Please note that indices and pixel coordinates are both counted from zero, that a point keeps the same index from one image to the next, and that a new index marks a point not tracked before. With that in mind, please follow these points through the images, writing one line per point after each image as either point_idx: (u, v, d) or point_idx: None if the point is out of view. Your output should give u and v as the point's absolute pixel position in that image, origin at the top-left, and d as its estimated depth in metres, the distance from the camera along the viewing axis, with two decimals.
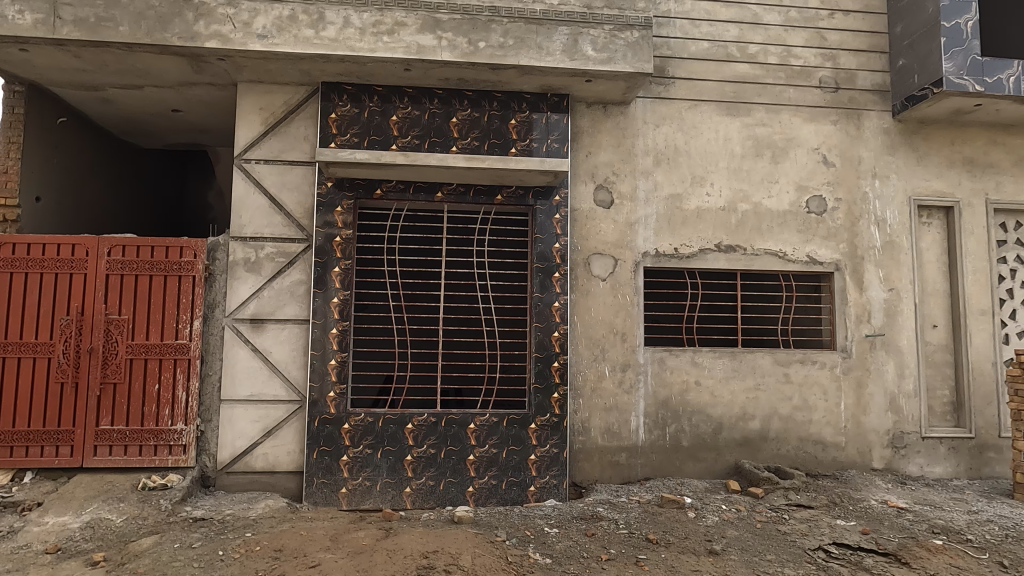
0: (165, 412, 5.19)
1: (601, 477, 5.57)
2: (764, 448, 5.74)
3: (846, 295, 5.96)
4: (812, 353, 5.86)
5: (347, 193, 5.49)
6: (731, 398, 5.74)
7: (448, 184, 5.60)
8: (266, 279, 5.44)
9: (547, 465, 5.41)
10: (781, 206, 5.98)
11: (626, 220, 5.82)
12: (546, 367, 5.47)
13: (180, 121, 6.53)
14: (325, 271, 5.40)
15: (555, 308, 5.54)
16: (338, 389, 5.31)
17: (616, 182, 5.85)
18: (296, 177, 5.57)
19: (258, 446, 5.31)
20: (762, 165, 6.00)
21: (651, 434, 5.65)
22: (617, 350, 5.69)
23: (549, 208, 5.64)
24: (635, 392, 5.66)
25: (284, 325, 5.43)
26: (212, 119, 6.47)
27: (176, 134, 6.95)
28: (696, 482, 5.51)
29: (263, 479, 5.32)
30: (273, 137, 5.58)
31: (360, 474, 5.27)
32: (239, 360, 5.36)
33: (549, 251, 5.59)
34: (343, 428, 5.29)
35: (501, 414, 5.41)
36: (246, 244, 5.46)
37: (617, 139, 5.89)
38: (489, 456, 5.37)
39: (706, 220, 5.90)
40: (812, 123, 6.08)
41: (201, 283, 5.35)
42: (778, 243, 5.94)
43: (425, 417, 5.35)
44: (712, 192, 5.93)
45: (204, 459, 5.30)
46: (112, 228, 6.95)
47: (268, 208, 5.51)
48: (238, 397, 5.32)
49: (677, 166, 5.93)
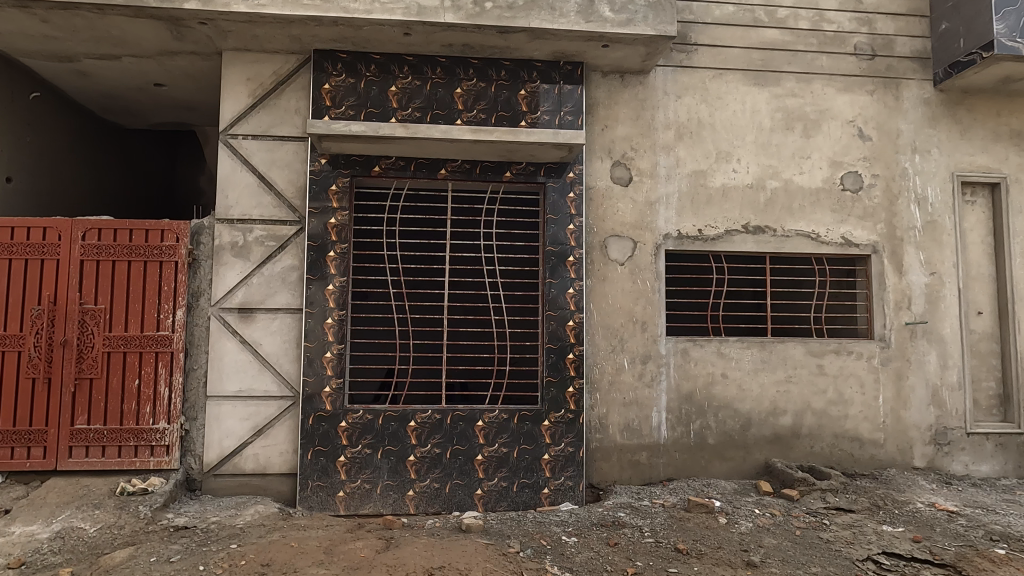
0: (146, 410, 4.77)
1: (620, 478, 5.13)
2: (797, 446, 5.30)
3: (885, 279, 5.49)
4: (847, 343, 5.41)
5: (343, 171, 5.04)
6: (760, 392, 5.30)
7: (452, 160, 5.13)
8: (255, 265, 5.00)
9: (561, 466, 4.98)
10: (814, 183, 5.51)
11: (645, 199, 5.36)
12: (560, 360, 5.03)
13: (164, 97, 6.08)
14: (319, 256, 4.96)
15: (570, 295, 5.09)
16: (335, 384, 4.88)
17: (635, 158, 5.38)
18: (287, 154, 5.12)
19: (248, 446, 4.88)
20: (793, 139, 5.53)
21: (674, 431, 5.21)
22: (637, 341, 5.24)
23: (563, 186, 5.18)
24: (656, 386, 5.22)
25: (276, 315, 4.99)
26: (198, 94, 6.01)
27: (161, 112, 6.49)
28: (724, 484, 5.07)
29: (254, 482, 4.89)
30: (262, 110, 5.13)
31: (358, 476, 4.84)
32: (227, 353, 4.93)
33: (563, 233, 5.14)
34: (340, 426, 4.85)
35: (512, 410, 4.98)
36: (234, 227, 5.02)
37: (635, 111, 5.42)
38: (498, 456, 4.94)
39: (732, 199, 5.43)
40: (846, 93, 5.60)
41: (185, 269, 4.91)
42: (811, 223, 5.48)
43: (429, 414, 4.91)
44: (739, 168, 5.46)
45: (189, 460, 4.86)
46: (93, 212, 6.50)
47: (257, 187, 5.07)
48: (226, 393, 4.90)
49: (701, 141, 5.46)
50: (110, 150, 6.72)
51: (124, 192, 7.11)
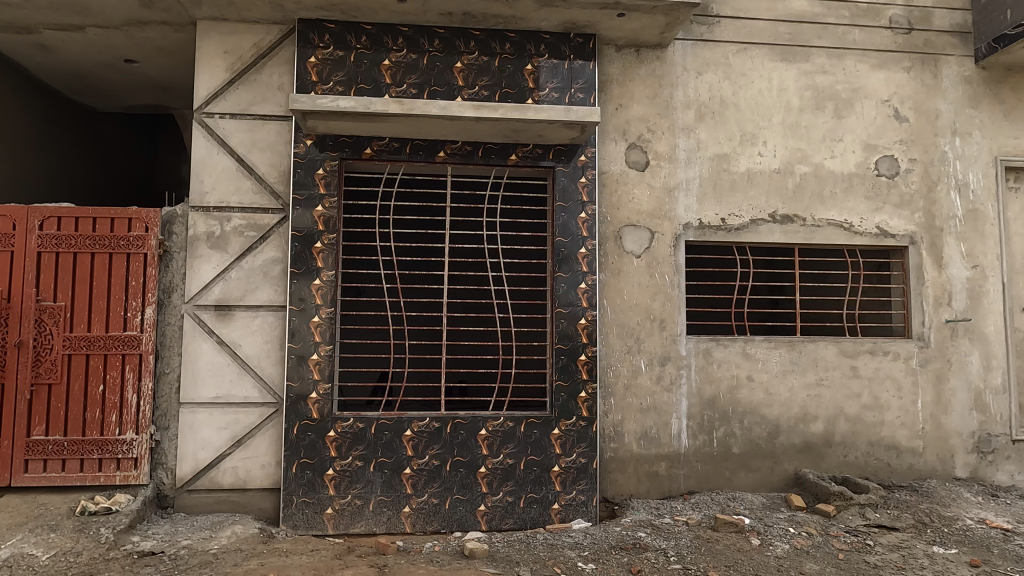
0: (112, 419, 4.29)
1: (637, 491, 4.67)
2: (829, 455, 4.85)
3: (923, 273, 5.04)
4: (883, 342, 4.96)
5: (331, 153, 4.54)
6: (789, 396, 4.85)
7: (452, 142, 4.64)
8: (233, 257, 4.51)
9: (573, 478, 4.52)
10: (846, 167, 5.05)
11: (664, 184, 4.89)
12: (571, 362, 4.56)
13: (136, 76, 5.58)
14: (304, 248, 4.47)
15: (582, 290, 4.61)
16: (322, 389, 4.40)
17: (652, 141, 4.91)
18: (269, 135, 4.62)
19: (226, 458, 4.40)
20: (824, 120, 5.07)
21: (695, 439, 4.75)
22: (655, 340, 4.77)
23: (574, 171, 4.71)
24: (676, 390, 4.76)
25: (257, 313, 4.51)
26: (174, 72, 5.51)
27: (135, 93, 5.99)
28: (752, 497, 4.62)
29: (232, 498, 4.41)
30: (241, 86, 4.63)
31: (349, 491, 4.37)
32: (202, 355, 4.44)
33: (574, 222, 4.66)
34: (327, 435, 4.37)
35: (518, 417, 4.50)
36: (209, 215, 4.53)
37: (652, 89, 4.94)
38: (503, 468, 4.48)
39: (758, 185, 4.97)
40: (881, 70, 5.14)
41: (155, 262, 4.41)
42: (843, 212, 5.02)
43: (427, 422, 4.44)
44: (765, 151, 5.00)
45: (160, 474, 4.38)
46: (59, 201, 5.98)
47: (235, 171, 4.57)
48: (201, 400, 4.41)
49: (724, 122, 4.99)
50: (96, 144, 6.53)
51: (112, 185, 6.93)
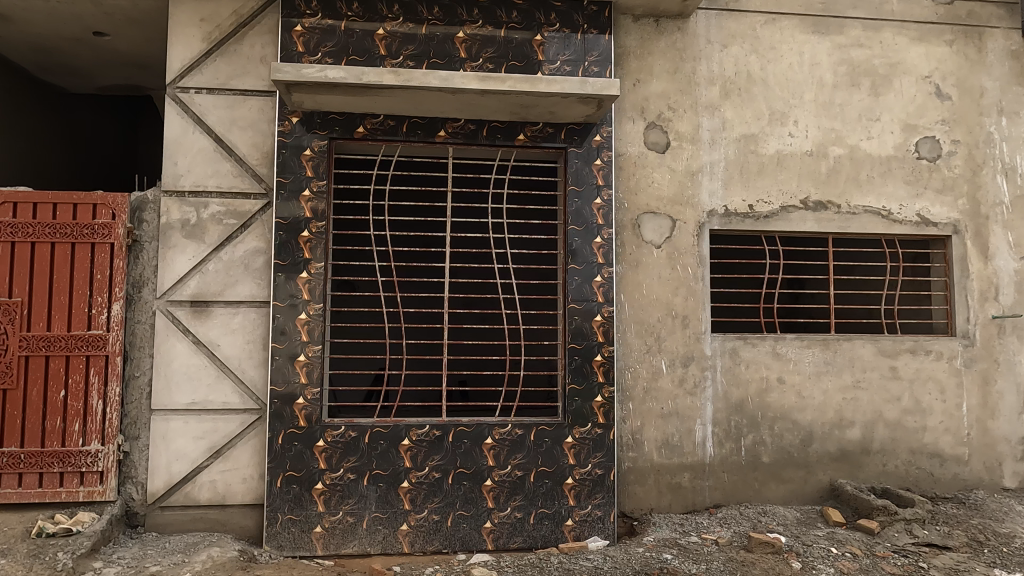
0: (75, 428, 3.84)
1: (658, 505, 4.24)
2: (867, 465, 4.43)
3: (968, 265, 4.62)
4: (925, 340, 4.54)
5: (318, 133, 4.09)
6: (823, 400, 4.43)
7: (453, 120, 4.19)
8: (210, 248, 4.06)
9: (588, 492, 4.09)
10: (884, 149, 4.62)
11: (686, 168, 4.45)
12: (585, 363, 4.13)
13: (108, 52, 5.11)
14: (290, 237, 4.02)
15: (597, 284, 4.18)
16: (309, 394, 3.95)
17: (673, 120, 4.47)
18: (250, 112, 4.16)
19: (203, 471, 3.96)
20: (859, 98, 4.64)
21: (721, 448, 4.32)
22: (677, 339, 4.34)
23: (588, 152, 4.27)
24: (700, 394, 4.33)
25: (237, 310, 4.05)
26: (148, 47, 5.04)
27: (107, 72, 5.52)
28: (785, 511, 4.20)
29: (211, 516, 3.96)
30: (219, 57, 4.16)
31: (340, 507, 3.94)
32: (176, 356, 3.99)
33: (589, 209, 4.22)
34: (316, 445, 3.93)
35: (528, 424, 4.07)
36: (184, 201, 4.07)
37: (673, 63, 4.50)
38: (511, 481, 4.04)
39: (788, 168, 4.54)
40: (921, 43, 4.71)
41: (123, 253, 3.96)
42: (881, 198, 4.59)
43: (426, 430, 4.00)
44: (796, 132, 4.57)
45: (129, 489, 3.93)
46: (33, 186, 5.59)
47: (213, 153, 4.11)
48: (175, 406, 3.96)
49: (751, 99, 4.55)
50: (83, 105, 6.20)
51: (89, 153, 6.53)
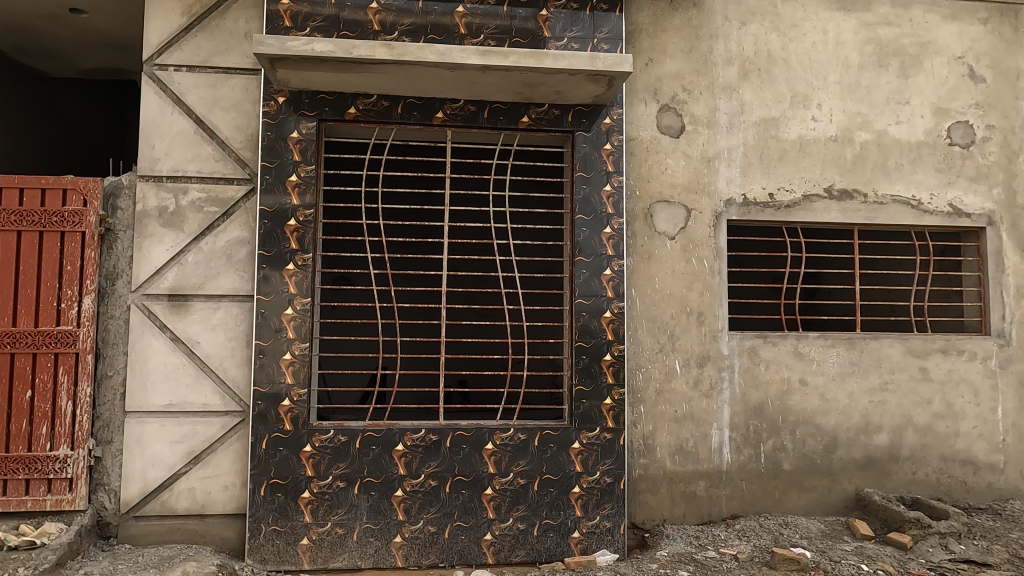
0: (42, 432, 3.55)
1: (671, 515, 3.94)
2: (895, 473, 4.12)
3: (1004, 260, 4.31)
4: (957, 339, 4.23)
5: (306, 114, 3.79)
6: (848, 403, 4.13)
7: (452, 100, 3.89)
8: (189, 237, 3.76)
9: (596, 502, 3.79)
10: (914, 135, 4.32)
11: (701, 154, 4.15)
12: (593, 363, 3.83)
13: (83, 36, 4.78)
14: (275, 227, 3.73)
15: (606, 278, 3.88)
16: (296, 395, 3.66)
17: (688, 102, 4.17)
18: (233, 91, 3.86)
19: (181, 478, 3.67)
20: (888, 79, 4.33)
21: (739, 454, 4.02)
22: (692, 337, 4.04)
23: (597, 136, 3.96)
24: (717, 396, 4.03)
25: (218, 304, 3.76)
26: (125, 31, 4.72)
27: (85, 60, 5.18)
28: (808, 523, 3.90)
29: (189, 526, 3.67)
30: (200, 33, 3.87)
31: (328, 518, 3.64)
32: (152, 355, 3.70)
33: (597, 197, 3.92)
34: (302, 451, 3.63)
35: (532, 429, 3.77)
36: (162, 187, 3.78)
37: (688, 42, 4.20)
38: (514, 489, 3.75)
39: (812, 155, 4.23)
40: (954, 21, 4.40)
41: (94, 243, 3.67)
42: (911, 187, 4.29)
43: (422, 435, 3.70)
44: (820, 116, 4.26)
45: (100, 497, 3.64)
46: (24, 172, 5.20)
47: (193, 135, 3.82)
48: (151, 408, 3.67)
49: (772, 81, 4.24)
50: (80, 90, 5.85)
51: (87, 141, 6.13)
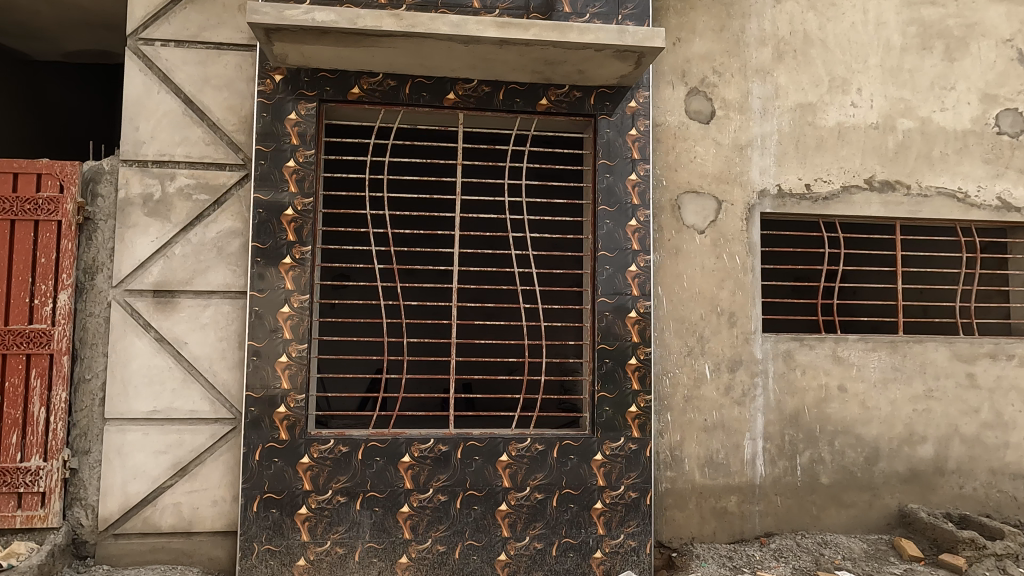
0: (11, 441, 3.22)
1: (700, 533, 3.63)
2: (941, 487, 3.81)
3: None
4: (1006, 343, 3.92)
5: (305, 94, 3.46)
6: (890, 411, 3.81)
7: (464, 80, 3.56)
8: (176, 228, 3.43)
9: (620, 519, 3.48)
10: (960, 123, 4.01)
11: (733, 141, 3.84)
12: (617, 368, 3.51)
13: (61, 21, 4.43)
14: (270, 217, 3.40)
15: (631, 275, 3.56)
16: (292, 401, 3.33)
17: (718, 85, 3.86)
18: (226, 69, 3.53)
19: (166, 492, 3.34)
20: (932, 63, 4.01)
21: (774, 467, 3.71)
22: (722, 339, 3.73)
23: (621, 121, 3.64)
24: (749, 403, 3.72)
25: (207, 301, 3.43)
26: (109, 17, 4.39)
27: (65, 49, 4.82)
28: (850, 542, 3.61)
29: (173, 545, 3.34)
30: (190, 5, 3.54)
31: (327, 536, 3.31)
32: (135, 357, 3.37)
33: (621, 186, 3.60)
34: (299, 463, 3.31)
35: (550, 438, 3.45)
36: (147, 173, 3.45)
37: (718, 20, 3.88)
38: (531, 505, 3.43)
39: (851, 143, 3.92)
40: (1001, 2, 4.10)
41: (72, 233, 3.34)
42: (957, 178, 3.98)
43: (431, 446, 3.38)
44: (860, 101, 3.95)
45: (76, 514, 3.30)
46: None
47: (182, 116, 3.49)
48: (133, 415, 3.34)
49: (808, 63, 3.93)
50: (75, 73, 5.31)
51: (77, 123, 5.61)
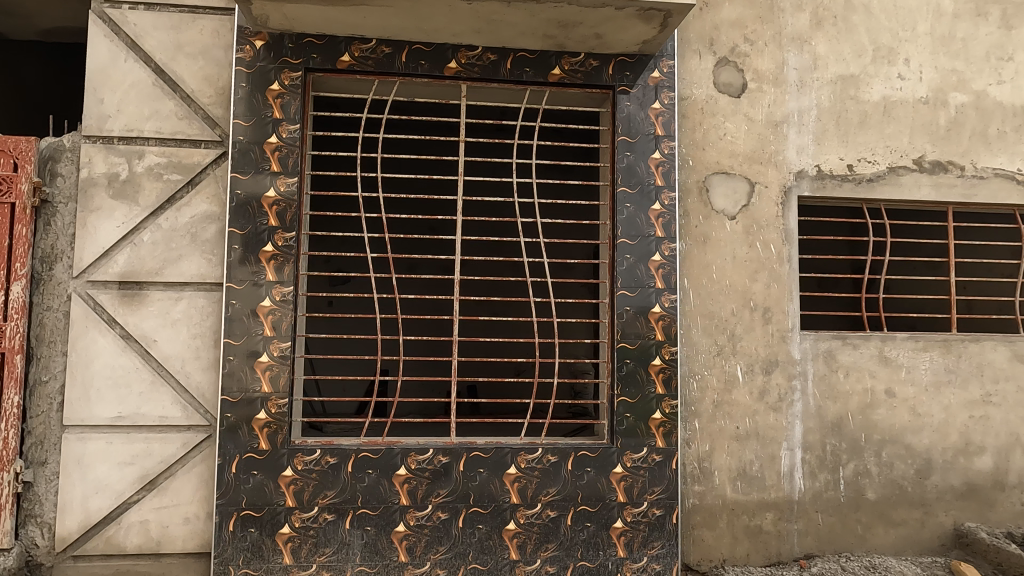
0: None
1: (731, 555, 3.23)
2: (1001, 503, 3.41)
3: None
4: None
5: (289, 62, 3.09)
6: (943, 418, 3.41)
7: (467, 47, 3.19)
8: (144, 211, 3.07)
9: (642, 540, 3.09)
10: (1018, 97, 3.61)
11: (767, 116, 3.45)
12: (639, 369, 3.12)
13: None
14: (250, 199, 3.03)
15: (655, 265, 3.17)
16: (273, 407, 2.95)
17: (750, 55, 3.46)
18: (201, 35, 3.16)
19: (132, 508, 2.97)
20: (987, 31, 3.61)
21: (814, 480, 3.31)
22: (756, 337, 3.33)
23: (643, 92, 3.26)
24: (787, 409, 3.32)
25: (180, 294, 3.07)
26: None
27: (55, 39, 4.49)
28: (901, 565, 3.20)
29: (141, 568, 2.97)
30: None
31: (313, 559, 2.94)
32: (97, 357, 3.00)
33: (643, 165, 3.22)
34: (281, 477, 2.93)
35: (564, 448, 3.06)
36: (113, 151, 3.08)
37: None
38: (542, 524, 3.04)
39: (898, 120, 3.52)
40: None
41: (26, 218, 2.98)
42: (1015, 159, 3.58)
43: (430, 457, 3.00)
44: (908, 73, 3.55)
45: (30, 532, 2.94)
46: None
47: (152, 87, 3.12)
48: (94, 421, 2.97)
49: (850, 30, 3.53)
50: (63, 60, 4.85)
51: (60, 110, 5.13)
